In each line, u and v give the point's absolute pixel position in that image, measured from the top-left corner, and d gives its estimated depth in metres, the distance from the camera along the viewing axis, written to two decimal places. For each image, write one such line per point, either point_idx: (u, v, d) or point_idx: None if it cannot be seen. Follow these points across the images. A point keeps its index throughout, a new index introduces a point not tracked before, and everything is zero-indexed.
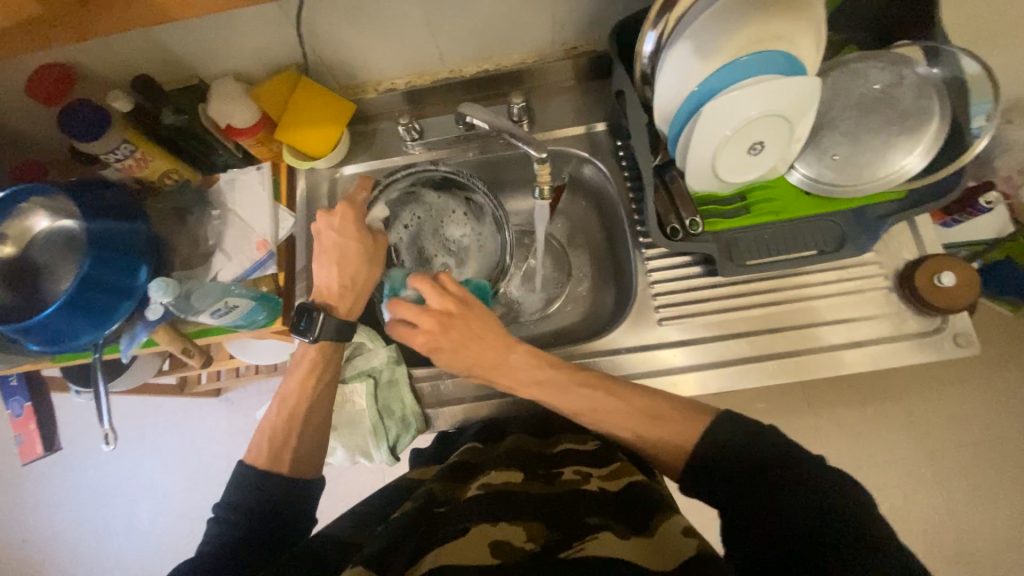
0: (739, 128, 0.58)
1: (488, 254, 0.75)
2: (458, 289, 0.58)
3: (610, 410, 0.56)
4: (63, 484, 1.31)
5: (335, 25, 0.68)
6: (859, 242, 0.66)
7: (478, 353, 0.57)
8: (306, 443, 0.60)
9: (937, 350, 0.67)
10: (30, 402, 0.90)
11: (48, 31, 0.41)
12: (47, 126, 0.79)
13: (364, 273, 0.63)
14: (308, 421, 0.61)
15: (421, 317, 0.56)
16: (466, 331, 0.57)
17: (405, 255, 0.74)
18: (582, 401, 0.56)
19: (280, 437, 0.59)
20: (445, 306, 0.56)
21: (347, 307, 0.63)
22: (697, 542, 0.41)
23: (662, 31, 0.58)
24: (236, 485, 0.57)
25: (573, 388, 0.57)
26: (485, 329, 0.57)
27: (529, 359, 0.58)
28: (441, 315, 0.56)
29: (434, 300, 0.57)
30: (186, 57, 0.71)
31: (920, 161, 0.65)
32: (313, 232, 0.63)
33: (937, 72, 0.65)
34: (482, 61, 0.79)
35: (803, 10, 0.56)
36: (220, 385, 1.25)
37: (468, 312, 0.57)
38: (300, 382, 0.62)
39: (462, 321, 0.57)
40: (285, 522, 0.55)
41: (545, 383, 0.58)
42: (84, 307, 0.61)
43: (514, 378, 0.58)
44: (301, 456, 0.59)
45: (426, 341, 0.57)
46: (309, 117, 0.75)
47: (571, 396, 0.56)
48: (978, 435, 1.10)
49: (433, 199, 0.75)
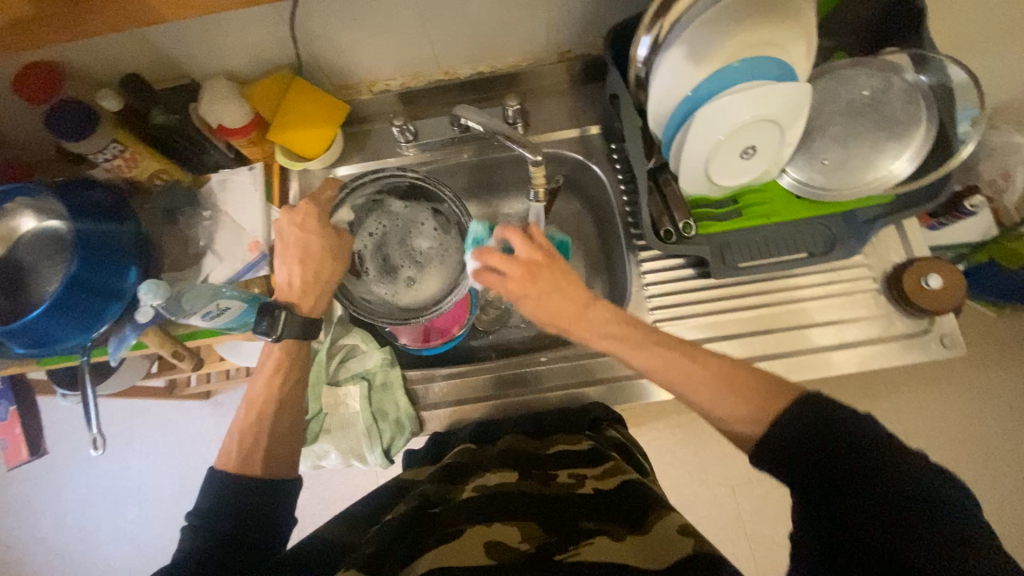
0: (732, 133, 0.58)
1: (451, 265, 0.72)
2: (545, 240, 0.54)
3: (683, 373, 0.49)
4: (47, 488, 1.29)
5: (330, 25, 0.68)
6: (848, 245, 0.68)
7: (566, 302, 0.51)
8: (277, 444, 0.59)
9: (925, 350, 0.69)
10: (14, 406, 0.88)
11: (37, 31, 0.40)
12: (32, 126, 0.78)
13: (328, 269, 0.63)
14: (274, 422, 0.59)
15: (507, 264, 0.51)
16: (551, 282, 0.51)
17: (370, 263, 0.72)
18: (655, 360, 0.49)
19: (250, 437, 0.58)
20: (533, 256, 0.52)
21: (308, 305, 0.62)
22: (694, 541, 0.40)
23: (656, 35, 0.58)
24: (210, 491, 0.55)
25: (647, 346, 0.50)
26: (571, 280, 0.52)
27: (610, 313, 0.51)
28: (530, 264, 0.51)
29: (522, 250, 0.52)
30: (176, 56, 0.70)
31: (909, 165, 0.66)
32: (274, 230, 0.63)
33: (924, 80, 0.66)
34: (477, 63, 0.79)
35: (794, 18, 0.57)
36: (210, 387, 1.24)
37: (559, 264, 0.53)
38: (265, 384, 0.61)
39: (551, 272, 0.52)
40: (262, 523, 0.54)
41: (620, 341, 0.51)
42: (69, 310, 0.60)
43: (589, 334, 0.52)
44: (273, 457, 0.58)
45: (511, 292, 0.52)
46: (301, 117, 0.74)
47: (643, 353, 0.50)
48: (964, 434, 1.12)
49: (400, 212, 0.75)
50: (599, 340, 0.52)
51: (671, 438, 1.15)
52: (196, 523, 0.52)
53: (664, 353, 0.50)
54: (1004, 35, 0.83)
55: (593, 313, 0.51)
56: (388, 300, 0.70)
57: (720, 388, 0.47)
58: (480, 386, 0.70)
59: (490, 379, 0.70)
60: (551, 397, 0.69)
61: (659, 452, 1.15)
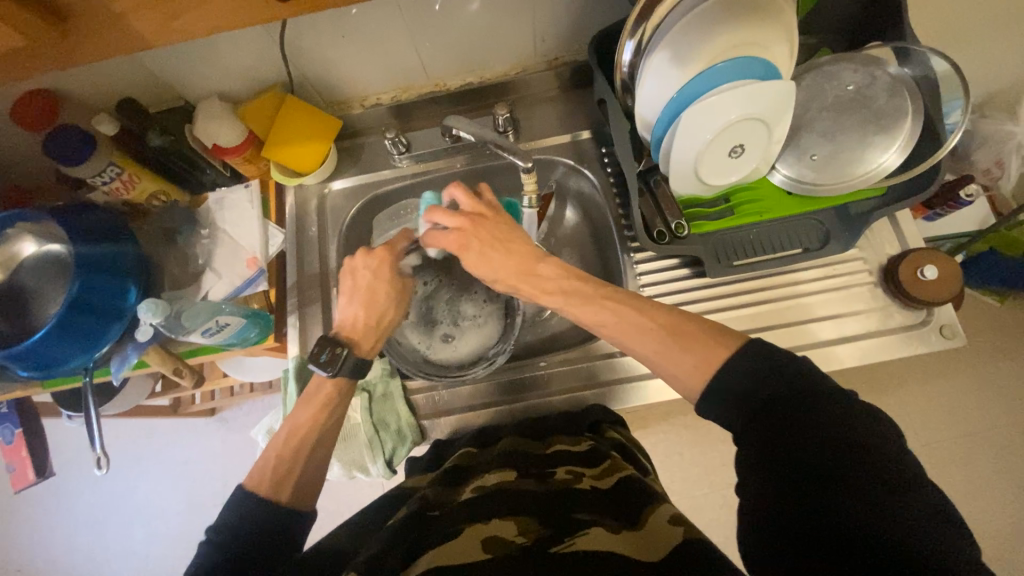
0: (719, 133, 0.59)
1: (484, 336, 0.74)
2: (493, 201, 0.60)
3: (629, 322, 0.51)
4: (56, 510, 1.29)
5: (320, 43, 0.69)
6: (842, 240, 0.68)
7: (513, 259, 0.57)
8: (310, 474, 0.57)
9: (924, 341, 0.68)
10: (21, 428, 0.88)
11: (30, 60, 0.41)
12: (33, 152, 0.79)
13: (390, 314, 0.65)
14: (314, 450, 0.58)
15: (452, 218, 0.58)
16: (494, 238, 0.57)
17: (414, 311, 0.74)
18: (604, 314, 0.52)
19: (284, 463, 0.56)
20: (477, 209, 0.59)
21: (369, 346, 0.64)
22: (683, 530, 0.40)
23: (640, 39, 0.59)
24: (235, 512, 0.52)
25: (596, 301, 0.52)
26: (512, 232, 0.58)
27: (557, 268, 0.55)
28: (474, 222, 0.58)
29: (467, 205, 0.59)
30: (172, 79, 0.72)
31: (897, 157, 0.66)
32: (346, 267, 0.65)
33: (908, 72, 0.67)
34: (466, 74, 0.80)
35: (775, 17, 0.58)
36: (215, 404, 1.24)
37: (502, 219, 0.59)
38: (311, 412, 0.60)
39: (491, 229, 0.58)
40: (281, 549, 0.52)
41: (570, 295, 0.54)
42: (71, 332, 0.61)
43: (539, 287, 0.56)
44: (303, 485, 0.56)
45: (455, 244, 0.58)
46: (296, 134, 0.76)
47: (591, 306, 0.52)
48: (975, 425, 1.11)
49: (459, 274, 0.75)
50: (550, 295, 0.55)
51: (677, 439, 1.15)
52: (213, 539, 0.51)
53: (612, 307, 0.51)
54: (989, 27, 0.83)
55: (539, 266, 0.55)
56: (417, 350, 0.73)
57: (666, 343, 0.48)
58: (481, 393, 0.70)
59: (491, 385, 0.70)
60: (552, 401, 0.69)
61: (664, 454, 1.14)
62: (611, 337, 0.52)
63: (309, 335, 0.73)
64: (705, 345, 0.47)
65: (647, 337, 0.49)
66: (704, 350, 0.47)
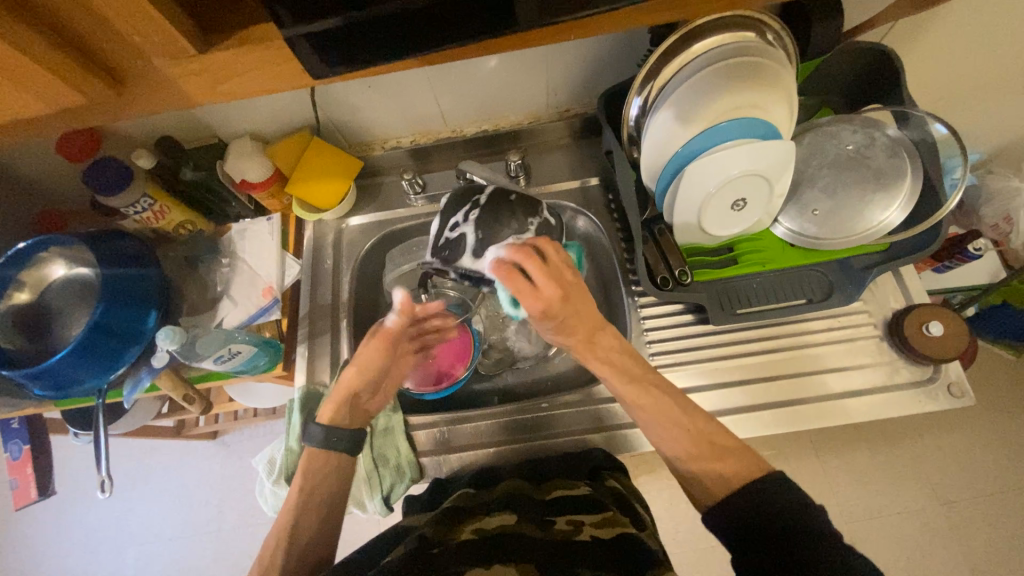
0: (722, 186, 0.61)
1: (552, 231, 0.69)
2: (544, 281, 0.51)
3: (665, 416, 0.54)
4: (50, 530, 1.28)
5: (348, 91, 0.74)
6: (846, 292, 0.69)
7: (587, 305, 0.54)
8: (310, 529, 0.55)
9: (932, 400, 0.67)
10: (27, 445, 0.89)
11: (86, 115, 0.45)
12: (74, 182, 0.85)
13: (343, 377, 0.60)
14: (322, 495, 0.57)
15: (524, 288, 0.52)
16: (554, 312, 0.52)
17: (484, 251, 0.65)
18: (646, 399, 0.55)
19: (284, 527, 0.54)
20: (544, 291, 0.51)
21: (342, 420, 0.59)
22: None
23: (646, 97, 0.63)
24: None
25: (643, 384, 0.56)
26: (583, 311, 0.54)
27: (614, 339, 0.57)
28: (546, 309, 0.52)
29: (530, 291, 0.52)
30: (207, 121, 0.77)
31: (899, 214, 0.68)
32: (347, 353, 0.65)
33: (907, 135, 0.69)
34: (482, 122, 0.85)
35: (778, 81, 0.60)
36: (218, 428, 1.24)
37: (559, 304, 0.52)
38: (313, 473, 0.57)
39: (573, 307, 0.53)
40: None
41: (618, 370, 0.56)
42: (92, 354, 0.63)
43: (593, 353, 0.57)
44: (305, 544, 0.54)
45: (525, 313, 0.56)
46: (318, 172, 0.80)
47: (634, 387, 0.56)
48: (997, 485, 1.07)
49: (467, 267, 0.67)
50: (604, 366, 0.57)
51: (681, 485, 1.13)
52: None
53: (654, 394, 0.55)
54: (987, 91, 0.87)
55: (600, 338, 0.56)
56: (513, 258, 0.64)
57: (699, 445, 0.52)
58: (484, 433, 0.71)
59: (494, 425, 0.71)
60: (559, 443, 0.69)
61: (668, 502, 1.13)
62: (641, 420, 0.56)
63: (317, 365, 0.76)
64: (671, 442, 0.54)
65: (667, 428, 0.54)
66: (713, 467, 0.50)
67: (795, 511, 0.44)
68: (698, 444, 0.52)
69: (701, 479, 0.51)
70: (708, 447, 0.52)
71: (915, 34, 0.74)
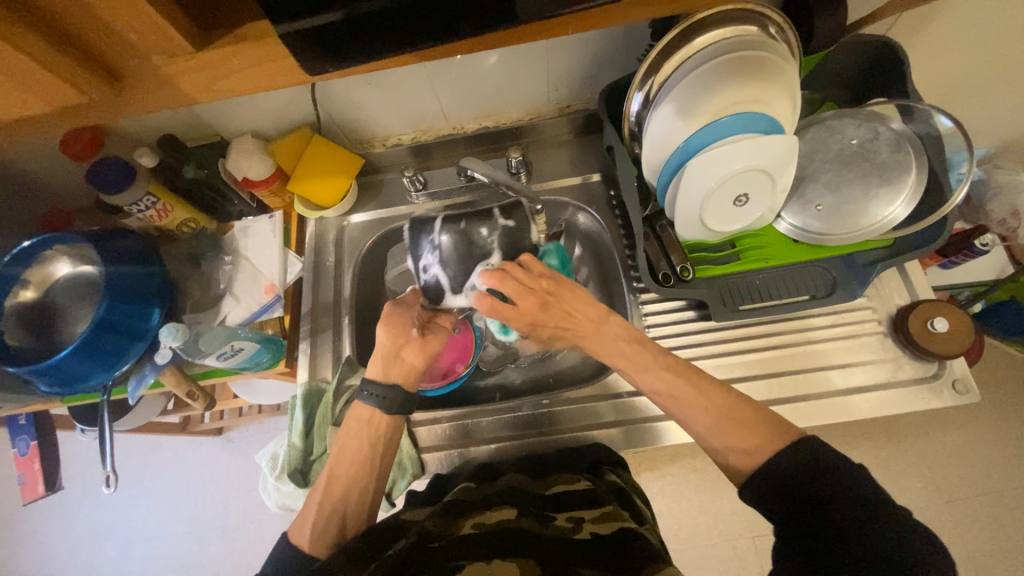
0: (725, 181, 0.61)
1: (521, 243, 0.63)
2: (520, 298, 0.54)
3: (688, 398, 0.54)
4: (58, 524, 1.30)
5: (350, 88, 0.74)
6: (849, 288, 0.68)
7: (576, 305, 0.56)
8: (339, 506, 0.56)
9: (936, 396, 0.67)
10: (35, 441, 0.90)
11: (87, 113, 0.46)
12: (77, 180, 0.85)
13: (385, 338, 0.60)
14: (342, 478, 0.58)
15: (502, 309, 0.54)
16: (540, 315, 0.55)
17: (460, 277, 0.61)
18: (660, 382, 0.55)
19: (313, 505, 0.56)
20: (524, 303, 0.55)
21: (379, 374, 0.59)
22: None
23: (648, 92, 0.62)
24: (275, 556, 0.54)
25: (656, 369, 0.55)
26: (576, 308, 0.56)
27: (620, 329, 0.57)
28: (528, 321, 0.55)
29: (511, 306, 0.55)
30: (209, 119, 0.77)
31: (904, 209, 0.67)
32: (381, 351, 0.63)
33: (913, 129, 0.68)
34: (483, 119, 0.85)
35: (781, 76, 0.59)
36: (222, 424, 1.25)
37: (535, 313, 0.54)
38: (343, 455, 0.59)
39: (551, 314, 0.55)
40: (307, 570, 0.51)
41: (629, 359, 0.56)
42: (97, 351, 0.64)
43: (598, 343, 0.57)
44: (330, 522, 0.55)
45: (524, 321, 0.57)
46: (320, 170, 0.80)
47: (651, 376, 0.55)
48: (1003, 483, 1.06)
49: (454, 303, 0.62)
50: (613, 357, 0.57)
51: (684, 483, 1.13)
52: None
53: (681, 379, 0.55)
54: (995, 84, 0.86)
55: (605, 326, 0.56)
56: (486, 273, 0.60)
57: (724, 423, 0.52)
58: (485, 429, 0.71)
59: (495, 421, 0.71)
60: (561, 439, 0.70)
61: (670, 498, 1.13)
62: (666, 404, 0.55)
63: (319, 363, 0.77)
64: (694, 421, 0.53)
65: (682, 408, 0.54)
66: (734, 440, 0.50)
67: (822, 482, 0.44)
68: (716, 421, 0.52)
69: (722, 458, 0.51)
70: (728, 422, 0.51)
71: (921, 26, 0.73)
